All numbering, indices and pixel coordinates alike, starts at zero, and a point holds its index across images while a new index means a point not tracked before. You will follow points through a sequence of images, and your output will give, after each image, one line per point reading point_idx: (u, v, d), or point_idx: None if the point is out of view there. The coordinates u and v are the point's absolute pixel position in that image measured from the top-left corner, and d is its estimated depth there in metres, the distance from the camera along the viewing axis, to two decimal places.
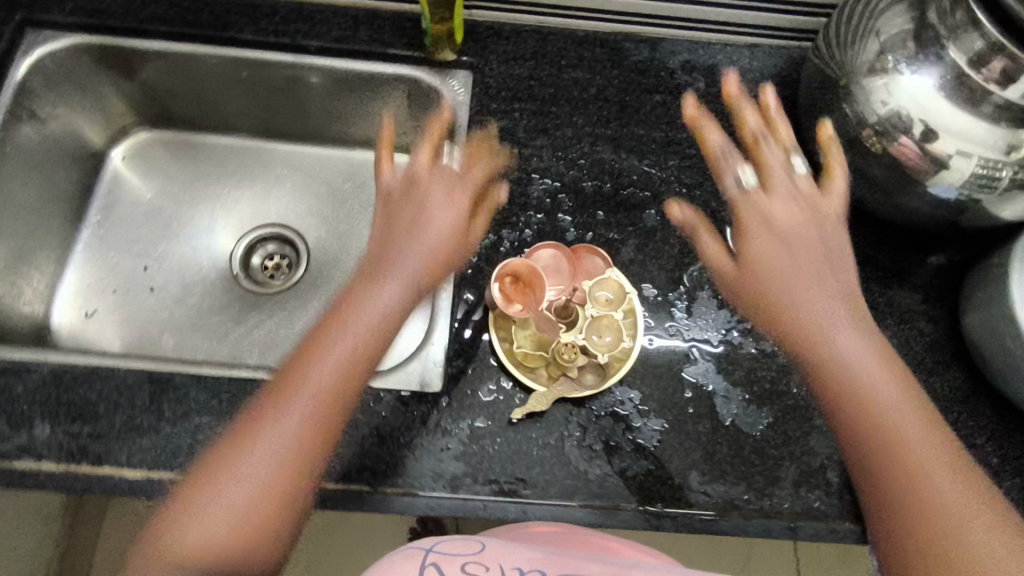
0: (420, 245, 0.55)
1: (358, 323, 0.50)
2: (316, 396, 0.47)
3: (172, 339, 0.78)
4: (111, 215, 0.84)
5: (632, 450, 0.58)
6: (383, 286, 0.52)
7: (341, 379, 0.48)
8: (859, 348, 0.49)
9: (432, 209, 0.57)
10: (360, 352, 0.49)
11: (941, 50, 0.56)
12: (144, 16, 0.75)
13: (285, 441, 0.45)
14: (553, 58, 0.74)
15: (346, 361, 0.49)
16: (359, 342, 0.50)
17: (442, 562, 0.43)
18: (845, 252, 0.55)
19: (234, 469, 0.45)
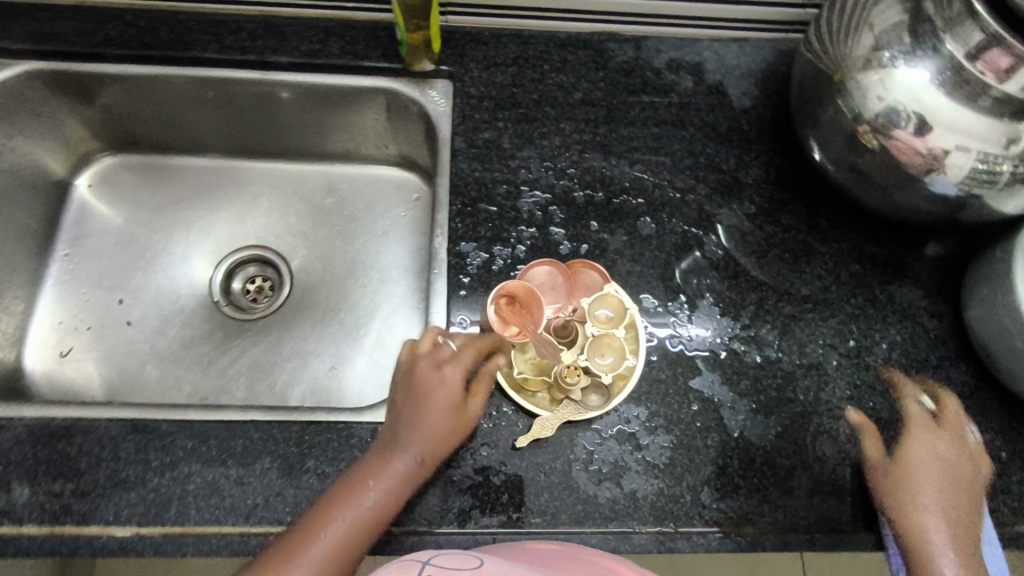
0: (434, 418, 0.52)
1: (369, 495, 0.49)
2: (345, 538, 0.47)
3: (154, 374, 0.75)
4: (80, 247, 0.80)
5: (641, 469, 0.57)
6: (395, 458, 0.51)
7: (340, 552, 0.46)
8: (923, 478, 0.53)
9: (437, 391, 0.52)
10: (391, 497, 0.49)
11: (937, 43, 0.55)
12: (98, 39, 0.71)
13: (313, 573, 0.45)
14: (535, 63, 0.72)
15: (350, 531, 0.47)
16: (391, 484, 0.50)
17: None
18: (979, 496, 0.55)
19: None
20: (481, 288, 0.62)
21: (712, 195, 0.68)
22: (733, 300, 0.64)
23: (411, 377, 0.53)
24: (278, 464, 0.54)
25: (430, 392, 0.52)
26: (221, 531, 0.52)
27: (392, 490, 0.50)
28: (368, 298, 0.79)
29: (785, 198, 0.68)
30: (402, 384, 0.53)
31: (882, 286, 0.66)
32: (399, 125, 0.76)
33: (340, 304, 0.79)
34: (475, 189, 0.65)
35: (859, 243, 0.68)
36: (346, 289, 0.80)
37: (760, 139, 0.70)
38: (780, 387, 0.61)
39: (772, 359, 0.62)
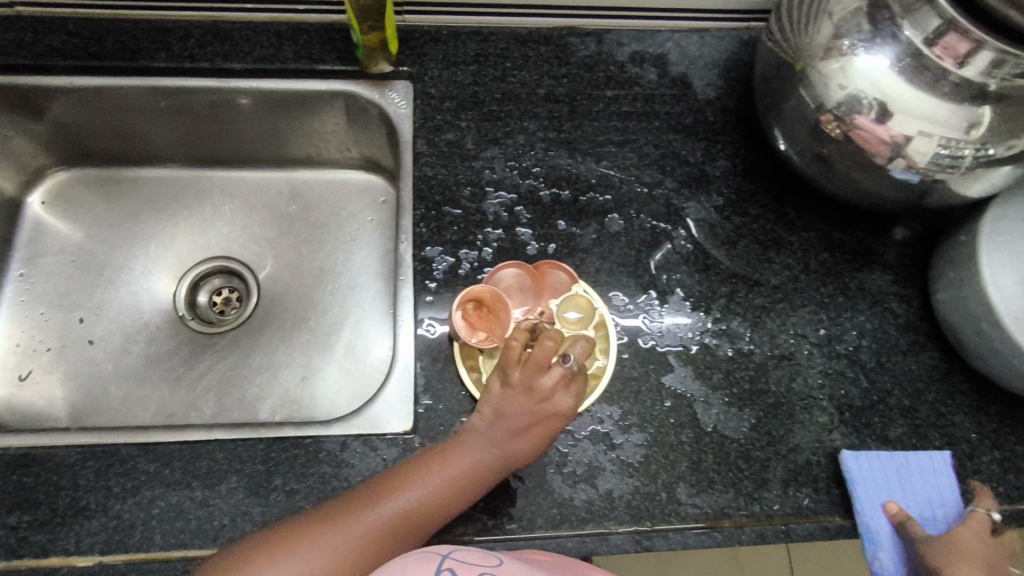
0: (529, 440, 0.52)
1: (448, 476, 0.50)
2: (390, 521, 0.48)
3: (119, 393, 0.73)
4: (36, 266, 0.77)
5: (616, 468, 0.57)
6: (485, 449, 0.52)
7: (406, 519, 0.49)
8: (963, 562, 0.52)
9: (552, 419, 0.53)
10: (451, 492, 0.50)
11: (896, 30, 0.54)
12: (40, 50, 0.68)
13: (352, 545, 0.46)
14: (496, 61, 0.70)
15: (421, 504, 0.49)
16: (454, 483, 0.50)
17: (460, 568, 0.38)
18: None
19: (299, 548, 0.45)
20: (448, 293, 0.61)
21: (679, 188, 0.67)
22: (703, 293, 0.63)
23: (530, 395, 0.53)
24: (244, 483, 0.53)
25: (543, 417, 0.53)
26: (187, 555, 0.50)
27: (452, 489, 0.50)
28: (338, 305, 0.78)
29: (752, 189, 0.68)
30: (524, 403, 0.52)
31: (851, 273, 0.66)
32: (361, 128, 0.75)
33: (310, 312, 0.78)
34: (439, 192, 0.64)
35: (827, 231, 0.67)
36: (315, 297, 0.79)
37: (726, 130, 0.70)
38: (753, 379, 0.61)
39: (743, 352, 0.62)
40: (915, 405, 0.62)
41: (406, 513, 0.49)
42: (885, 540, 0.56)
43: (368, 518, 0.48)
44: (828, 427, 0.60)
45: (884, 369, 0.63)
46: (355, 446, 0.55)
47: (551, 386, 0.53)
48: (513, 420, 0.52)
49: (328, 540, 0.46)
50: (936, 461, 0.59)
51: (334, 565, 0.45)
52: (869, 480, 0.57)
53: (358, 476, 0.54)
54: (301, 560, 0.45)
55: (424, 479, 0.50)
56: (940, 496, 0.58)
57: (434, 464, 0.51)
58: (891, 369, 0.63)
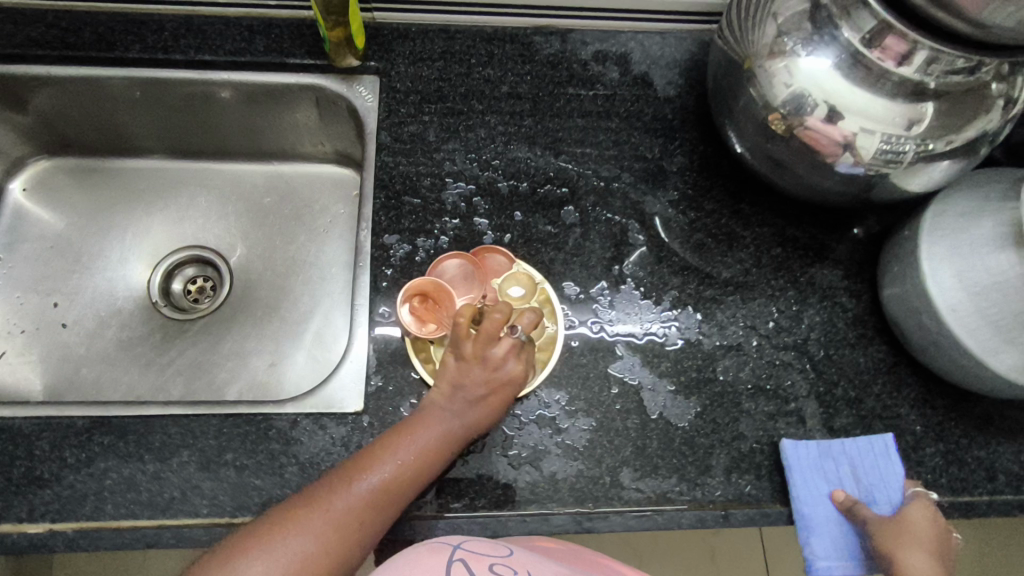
0: (487, 407, 0.55)
1: (418, 446, 0.52)
2: (366, 499, 0.49)
3: (89, 375, 0.75)
4: (15, 252, 0.79)
5: (560, 451, 0.58)
6: (449, 418, 0.54)
7: (384, 491, 0.50)
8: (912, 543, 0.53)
9: (508, 385, 0.56)
10: (424, 461, 0.52)
11: (835, 30, 0.56)
12: (19, 41, 0.71)
13: (338, 522, 0.47)
14: (461, 57, 0.72)
15: (396, 475, 0.51)
16: (424, 454, 0.52)
17: (469, 558, 0.42)
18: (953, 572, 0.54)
19: (278, 538, 0.45)
20: (405, 279, 0.63)
21: (636, 183, 0.69)
22: (654, 283, 0.65)
23: (485, 365, 0.55)
24: (196, 457, 0.54)
25: (500, 385, 0.55)
26: (137, 525, 0.52)
27: (422, 460, 0.52)
28: (307, 293, 0.79)
29: (708, 184, 0.70)
30: (479, 373, 0.55)
31: (803, 267, 0.68)
32: (331, 122, 0.77)
33: (279, 300, 0.80)
34: (399, 183, 0.66)
35: (780, 226, 0.69)
36: (285, 285, 0.80)
37: (684, 128, 0.72)
38: (700, 369, 0.62)
39: (692, 342, 0.63)
40: (860, 397, 0.63)
41: (380, 489, 0.50)
42: (825, 526, 0.57)
43: (343, 499, 0.48)
44: (773, 416, 0.62)
45: (831, 362, 0.64)
46: (305, 424, 0.56)
47: (502, 355, 0.56)
48: (473, 390, 0.55)
49: (306, 525, 0.46)
50: (876, 445, 0.60)
51: (317, 549, 0.46)
52: (806, 469, 0.58)
53: (307, 453, 0.55)
54: (283, 549, 0.45)
55: (394, 454, 0.51)
56: (881, 479, 0.58)
57: (400, 440, 0.52)
58: (838, 360, 0.64)
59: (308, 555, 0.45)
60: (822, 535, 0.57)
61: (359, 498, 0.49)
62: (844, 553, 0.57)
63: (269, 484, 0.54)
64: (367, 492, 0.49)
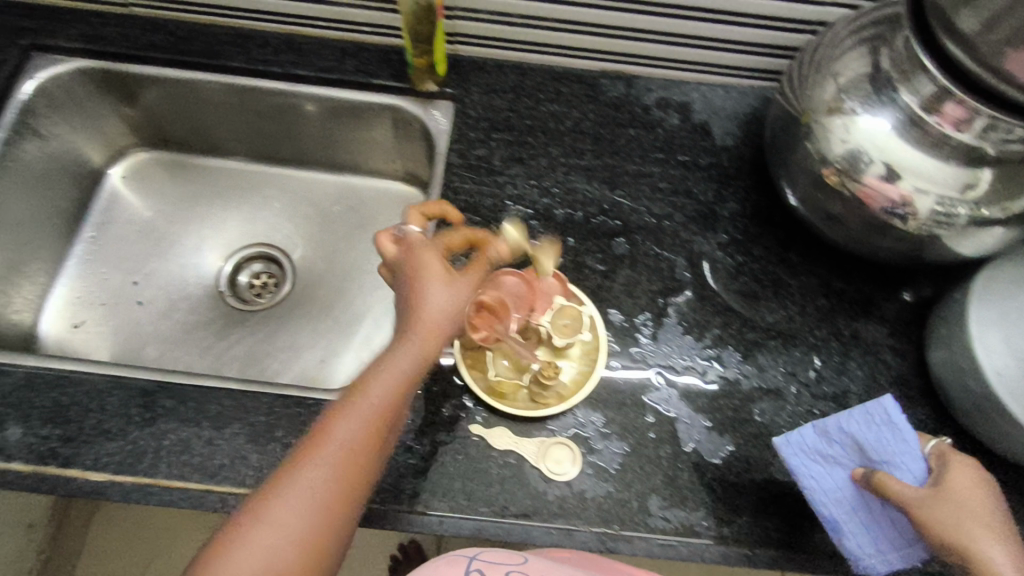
0: (428, 321, 0.48)
1: (376, 391, 0.45)
2: (339, 471, 0.43)
3: (155, 352, 0.80)
4: (105, 231, 0.86)
5: (591, 471, 0.59)
6: (401, 353, 0.47)
7: (356, 450, 0.44)
8: (965, 518, 0.49)
9: (446, 288, 0.49)
10: (389, 405, 0.46)
11: (895, 93, 0.59)
12: (142, 44, 0.79)
13: (316, 493, 0.42)
14: (532, 92, 0.77)
15: (361, 428, 0.44)
16: (387, 406, 0.45)
17: (484, 569, 0.51)
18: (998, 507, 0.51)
19: (253, 532, 0.40)
20: None
21: (688, 223, 0.71)
22: (697, 320, 0.66)
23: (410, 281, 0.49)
24: (247, 430, 0.58)
25: (437, 296, 0.48)
26: (187, 487, 0.55)
27: (387, 412, 0.45)
28: (362, 298, 0.84)
29: (758, 232, 0.72)
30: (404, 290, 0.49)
31: (848, 320, 0.68)
32: (405, 142, 0.82)
33: (335, 301, 0.84)
34: (463, 200, 0.70)
35: (828, 278, 0.70)
36: (342, 288, 0.85)
37: (739, 176, 0.74)
38: (737, 408, 0.63)
39: (731, 381, 0.64)
40: None
41: (349, 454, 0.43)
42: (854, 521, 0.54)
43: (309, 479, 0.42)
44: None
45: None
46: None
47: (427, 265, 0.49)
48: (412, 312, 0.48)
49: (281, 515, 0.41)
50: (877, 413, 0.55)
51: (302, 537, 0.41)
52: (812, 466, 0.55)
53: None
54: (262, 541, 0.40)
55: (353, 417, 0.44)
56: (897, 449, 0.54)
57: (356, 397, 0.45)
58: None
59: (295, 545, 0.41)
60: (856, 530, 0.54)
61: (331, 472, 0.43)
62: (886, 542, 0.54)
63: None
64: (335, 463, 0.43)
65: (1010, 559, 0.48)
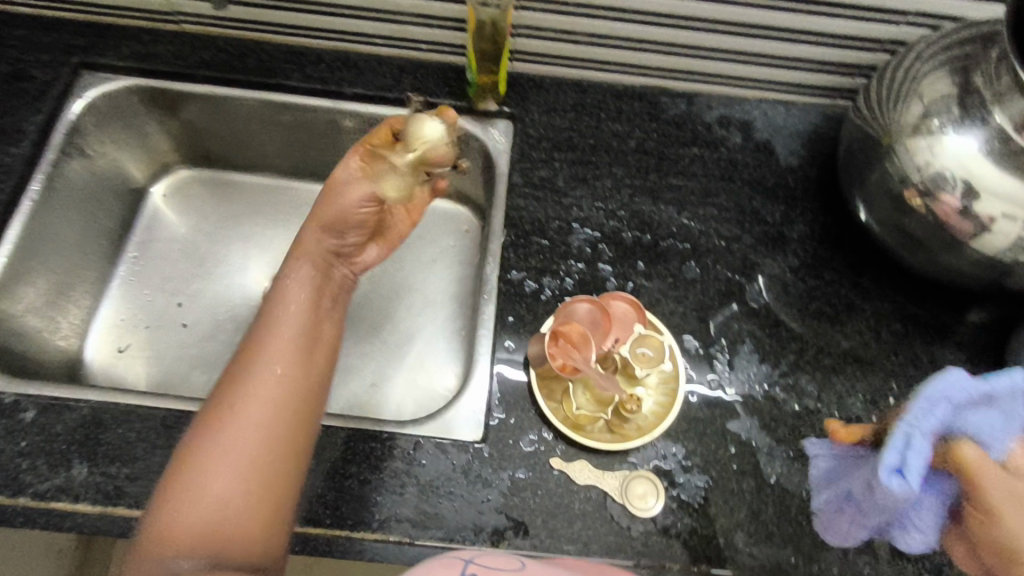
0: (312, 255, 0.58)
1: (286, 321, 0.53)
2: (263, 412, 0.48)
3: (202, 377, 0.77)
4: (148, 251, 0.84)
5: (675, 505, 0.57)
6: (295, 287, 0.56)
7: (287, 376, 0.50)
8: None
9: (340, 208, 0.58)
10: (302, 331, 0.54)
11: (986, 115, 0.57)
12: (194, 62, 0.78)
13: (262, 422, 0.48)
14: (592, 111, 0.76)
15: (283, 355, 0.51)
16: (291, 347, 0.52)
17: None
18: None
19: (209, 469, 0.45)
20: (529, 317, 0.64)
21: (757, 245, 0.70)
22: (773, 348, 0.65)
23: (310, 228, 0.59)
24: (322, 466, 0.56)
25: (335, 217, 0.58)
26: None
27: (300, 347, 0.53)
28: (412, 319, 0.81)
29: (828, 254, 0.70)
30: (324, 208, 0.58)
31: (924, 345, 0.67)
32: None
33: (384, 322, 0.81)
34: (528, 223, 0.69)
35: (901, 302, 0.69)
36: (391, 309, 0.82)
37: (806, 197, 0.73)
38: (819, 438, 0.61)
39: (810, 410, 0.62)
40: None
41: (268, 393, 0.49)
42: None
43: (234, 426, 0.47)
44: None
45: None
46: (427, 447, 0.57)
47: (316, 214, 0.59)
48: (305, 252, 0.58)
49: (218, 464, 0.46)
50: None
51: (247, 476, 0.46)
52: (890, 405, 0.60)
53: (427, 475, 0.56)
54: (221, 474, 0.45)
55: (265, 361, 0.50)
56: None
57: (258, 348, 0.51)
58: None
59: (243, 484, 0.46)
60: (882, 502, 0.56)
61: (257, 416, 0.48)
62: None
63: (390, 502, 0.55)
64: (257, 405, 0.48)
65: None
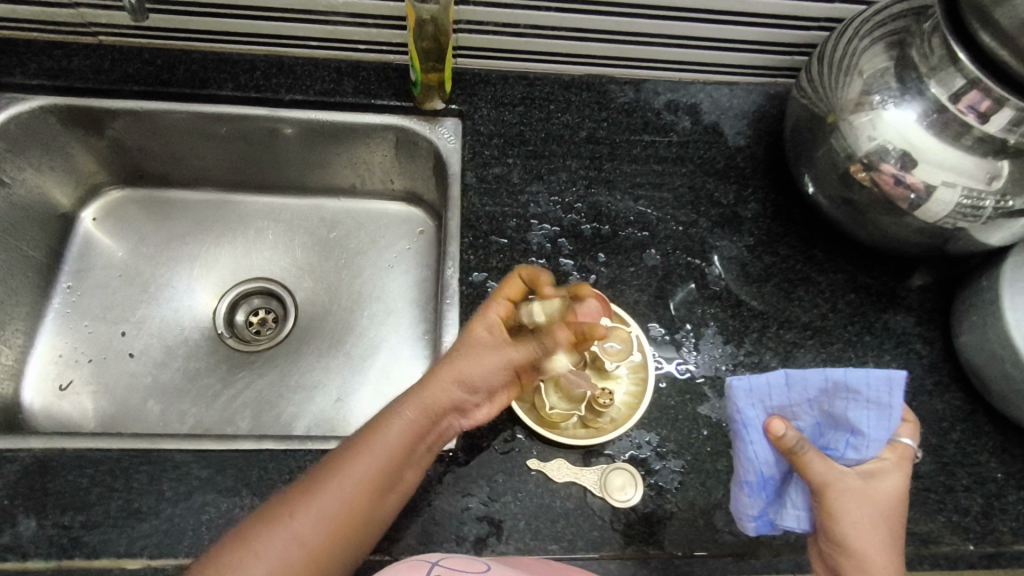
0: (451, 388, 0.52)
1: (399, 429, 0.50)
2: (322, 524, 0.46)
3: (156, 408, 0.73)
4: (84, 279, 0.79)
5: (653, 493, 0.57)
6: (423, 393, 0.52)
7: (372, 482, 0.48)
8: (870, 514, 0.49)
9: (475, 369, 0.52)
10: (411, 445, 0.51)
11: (922, 88, 0.59)
12: (115, 76, 0.73)
13: (332, 517, 0.47)
14: (541, 103, 0.75)
15: (383, 460, 0.49)
16: (386, 465, 0.49)
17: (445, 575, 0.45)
18: (885, 504, 0.49)
19: (264, 545, 0.45)
20: None
21: (713, 228, 0.71)
22: (736, 327, 0.66)
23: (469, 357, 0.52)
24: None
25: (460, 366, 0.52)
26: None
27: (397, 459, 0.50)
28: (373, 328, 0.79)
29: (781, 231, 0.72)
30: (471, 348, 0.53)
31: (877, 313, 0.69)
32: (407, 162, 0.78)
33: (346, 335, 0.79)
34: (486, 223, 0.68)
35: (853, 272, 0.71)
36: (351, 320, 0.80)
37: (756, 176, 0.74)
38: None
39: None
40: (940, 443, 0.63)
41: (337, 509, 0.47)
42: (756, 430, 0.52)
43: (303, 522, 0.46)
44: None
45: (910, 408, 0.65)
46: None
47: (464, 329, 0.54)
48: (450, 362, 0.52)
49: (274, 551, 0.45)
50: (873, 388, 0.52)
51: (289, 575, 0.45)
52: (792, 373, 0.53)
53: None
54: (271, 555, 0.45)
55: (364, 462, 0.48)
56: (877, 440, 0.51)
57: (361, 453, 0.49)
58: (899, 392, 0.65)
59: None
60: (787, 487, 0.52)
61: (314, 523, 0.46)
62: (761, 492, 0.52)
63: None
64: (333, 498, 0.47)
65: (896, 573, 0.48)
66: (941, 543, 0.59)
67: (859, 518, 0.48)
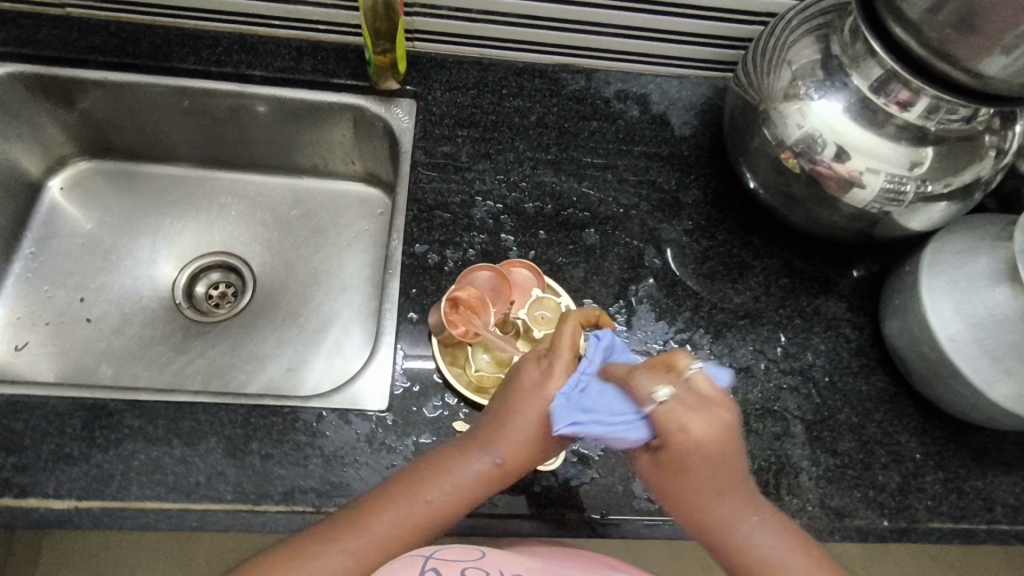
0: (526, 446, 0.49)
1: (459, 478, 0.48)
2: (363, 559, 0.45)
3: (108, 371, 0.75)
4: (47, 246, 0.81)
5: (575, 459, 0.59)
6: (488, 450, 0.49)
7: (415, 528, 0.47)
8: (695, 482, 0.44)
9: (537, 435, 0.49)
10: (465, 496, 0.48)
11: (846, 78, 0.62)
12: (82, 47, 0.76)
13: (371, 550, 0.45)
14: (494, 88, 0.78)
15: (433, 507, 0.47)
16: (434, 513, 0.47)
17: (441, 568, 0.44)
18: (697, 460, 0.44)
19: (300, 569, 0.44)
20: (433, 288, 0.66)
21: (654, 212, 0.73)
22: (669, 306, 0.68)
23: (545, 415, 0.49)
24: (222, 444, 0.55)
25: (529, 426, 0.49)
26: (162, 507, 0.53)
27: (446, 510, 0.48)
28: (328, 303, 0.81)
29: (720, 217, 0.74)
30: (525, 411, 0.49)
31: (810, 298, 0.71)
32: (365, 142, 0.81)
33: (300, 309, 0.81)
34: (431, 198, 0.70)
35: (789, 258, 0.73)
36: (307, 295, 0.82)
37: (699, 164, 0.77)
38: None
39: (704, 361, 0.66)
40: (863, 423, 0.65)
41: (383, 546, 0.46)
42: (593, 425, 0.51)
43: (345, 551, 0.45)
44: (779, 437, 0.63)
45: (836, 389, 0.66)
46: (331, 418, 0.58)
47: (533, 380, 0.50)
48: (522, 421, 0.49)
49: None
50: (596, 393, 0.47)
51: None
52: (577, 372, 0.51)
53: (330, 446, 0.57)
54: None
55: (415, 505, 0.47)
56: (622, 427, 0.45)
57: (413, 493, 0.48)
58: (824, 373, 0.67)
59: None
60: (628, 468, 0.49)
61: (358, 556, 0.45)
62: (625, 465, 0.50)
63: (294, 474, 0.55)
64: (377, 535, 0.46)
65: (788, 548, 0.43)
66: (855, 518, 0.61)
67: (693, 493, 0.45)
